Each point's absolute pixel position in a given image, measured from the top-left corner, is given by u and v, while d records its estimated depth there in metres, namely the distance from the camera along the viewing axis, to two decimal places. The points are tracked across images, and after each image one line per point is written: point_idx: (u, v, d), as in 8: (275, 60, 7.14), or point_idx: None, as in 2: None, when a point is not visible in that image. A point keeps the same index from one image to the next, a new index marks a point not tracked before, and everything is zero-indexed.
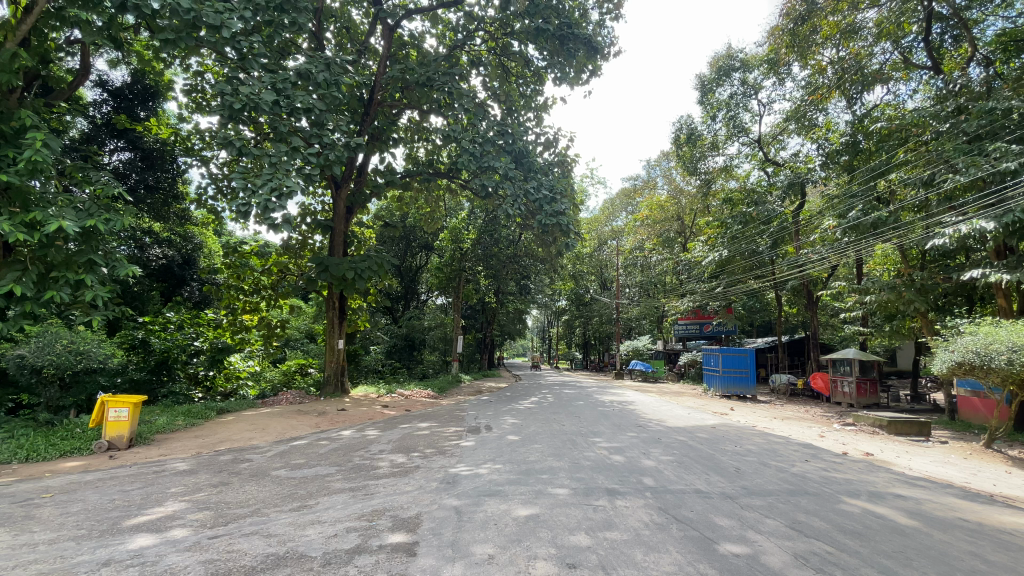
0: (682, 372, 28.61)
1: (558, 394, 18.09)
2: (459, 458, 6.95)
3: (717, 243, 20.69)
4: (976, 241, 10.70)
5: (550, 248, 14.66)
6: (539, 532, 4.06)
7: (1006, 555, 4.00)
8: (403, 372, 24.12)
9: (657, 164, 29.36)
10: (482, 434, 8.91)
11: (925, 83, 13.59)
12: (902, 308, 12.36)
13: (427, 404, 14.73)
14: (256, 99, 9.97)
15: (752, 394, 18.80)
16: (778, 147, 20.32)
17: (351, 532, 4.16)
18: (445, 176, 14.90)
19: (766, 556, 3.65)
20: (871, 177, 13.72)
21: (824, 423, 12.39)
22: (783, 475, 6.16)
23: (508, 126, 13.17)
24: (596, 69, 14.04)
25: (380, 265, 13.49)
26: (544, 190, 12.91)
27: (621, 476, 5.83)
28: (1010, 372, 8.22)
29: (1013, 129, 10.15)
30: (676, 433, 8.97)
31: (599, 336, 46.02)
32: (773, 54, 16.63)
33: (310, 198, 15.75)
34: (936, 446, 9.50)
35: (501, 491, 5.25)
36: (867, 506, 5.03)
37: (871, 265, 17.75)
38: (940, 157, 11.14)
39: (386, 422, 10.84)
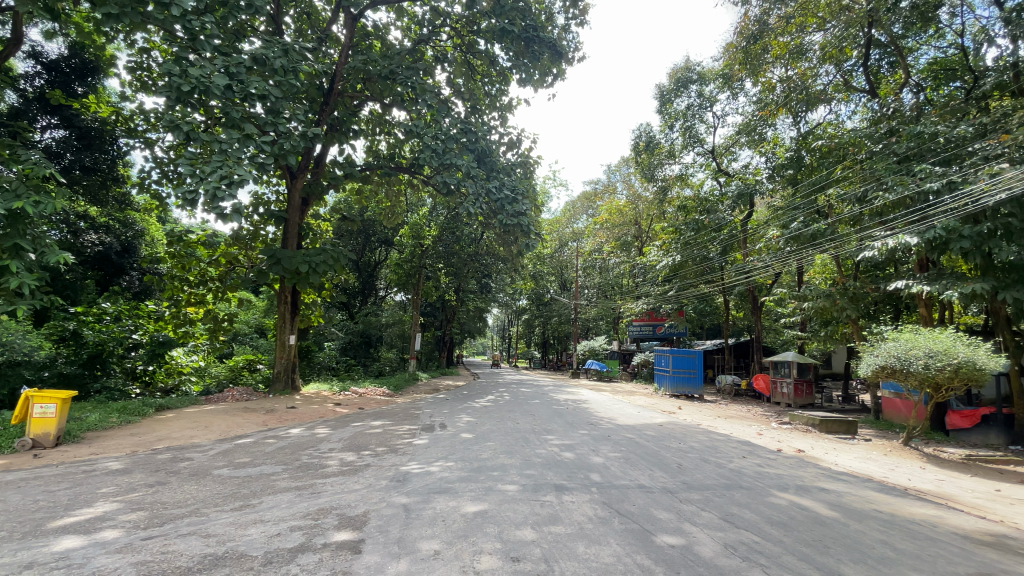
0: (636, 372, 29.68)
1: (514, 392, 18.25)
2: (411, 456, 6.93)
3: (672, 248, 21.43)
4: (903, 253, 11.57)
5: (510, 247, 14.72)
6: (486, 527, 4.13)
7: (912, 543, 4.40)
8: (359, 369, 23.70)
9: (618, 169, 30.20)
10: (436, 433, 8.91)
11: (863, 105, 14.51)
12: (836, 315, 13.18)
13: (382, 402, 14.52)
14: (206, 82, 9.55)
15: (699, 394, 19.59)
16: (730, 159, 21.27)
17: (295, 531, 4.09)
18: (406, 171, 14.65)
19: (699, 547, 3.87)
20: (812, 191, 14.57)
21: (763, 422, 13.12)
22: (722, 470, 6.49)
23: (471, 125, 13.11)
24: (560, 73, 14.23)
25: (336, 259, 13.16)
26: (506, 190, 12.94)
27: (570, 472, 6.00)
28: (927, 375, 8.98)
29: (936, 152, 11.00)
30: (625, 430, 9.25)
31: (557, 336, 46.57)
32: (727, 69, 17.31)
33: (263, 187, 15.17)
34: (861, 443, 10.23)
35: (451, 488, 5.28)
36: (794, 499, 5.39)
37: (812, 273, 18.86)
38: (873, 175, 11.97)
39: (337, 421, 10.61)
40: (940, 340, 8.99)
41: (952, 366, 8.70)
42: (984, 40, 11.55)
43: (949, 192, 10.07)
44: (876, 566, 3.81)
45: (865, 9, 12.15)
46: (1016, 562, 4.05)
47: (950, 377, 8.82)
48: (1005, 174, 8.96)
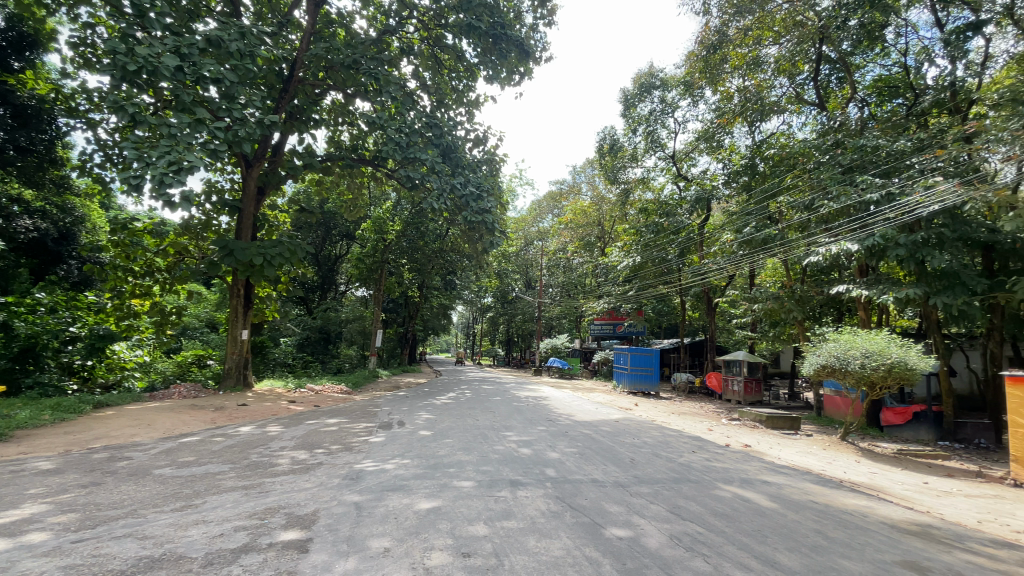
0: (595, 369, 31.19)
1: (476, 390, 18.24)
2: (366, 453, 6.83)
3: (633, 250, 22.04)
4: (845, 259, 12.28)
5: (475, 245, 14.66)
6: (439, 524, 4.12)
7: (843, 532, 4.68)
8: (316, 365, 23.11)
9: (583, 170, 30.64)
10: (393, 430, 8.80)
11: (813, 117, 15.22)
12: (783, 316, 13.85)
13: (339, 399, 14.23)
14: (155, 63, 9.07)
15: (655, 391, 20.15)
16: (690, 164, 21.93)
17: (239, 531, 3.96)
18: (369, 164, 14.35)
19: (646, 538, 3.99)
20: (764, 198, 15.23)
21: (714, 418, 13.65)
22: (672, 464, 6.71)
23: (436, 119, 12.96)
24: (527, 72, 14.27)
25: (293, 252, 12.75)
26: (470, 187, 12.88)
27: (526, 468, 6.06)
28: (863, 374, 9.54)
29: (876, 164, 11.67)
30: (583, 426, 9.42)
31: (521, 334, 46.76)
32: (688, 77, 17.82)
33: (216, 175, 14.55)
34: (803, 438, 10.80)
35: (405, 485, 5.24)
36: (737, 491, 5.65)
37: (764, 276, 19.72)
38: (820, 184, 12.62)
39: (290, 418, 10.31)
40: (876, 341, 9.60)
41: (886, 366, 9.32)
42: (925, 59, 12.37)
43: (887, 203, 10.74)
44: (809, 553, 4.04)
45: (817, 26, 12.78)
46: (935, 549, 4.37)
47: (884, 376, 9.40)
48: (937, 187, 9.66)
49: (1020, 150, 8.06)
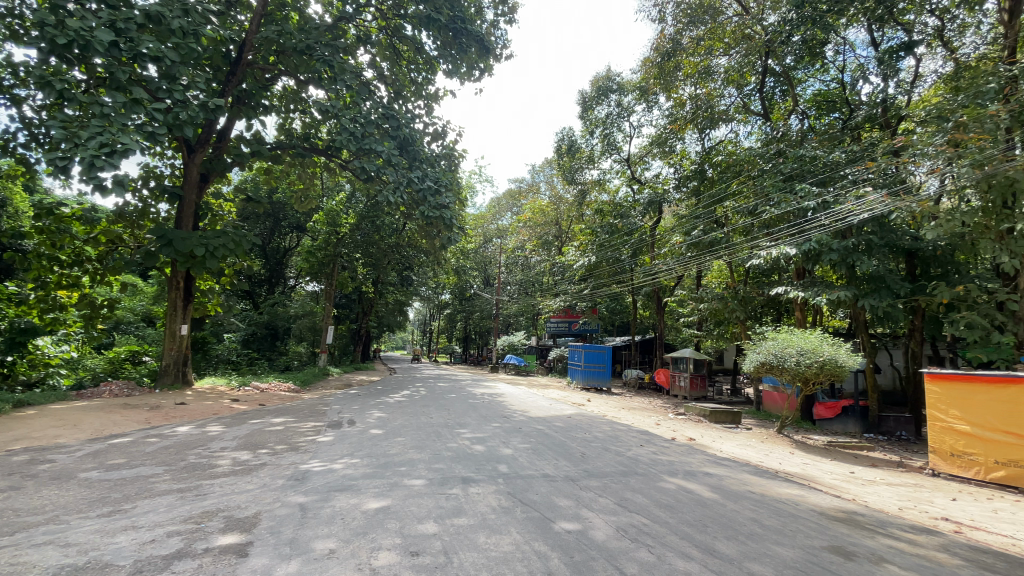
0: (550, 366, 31.68)
1: (431, 387, 18.04)
2: (313, 453, 6.63)
3: (588, 249, 22.63)
4: (784, 262, 13.00)
5: (433, 240, 14.44)
6: (388, 523, 4.06)
7: (776, 520, 4.98)
8: (262, 363, 22.19)
9: (541, 169, 30.94)
10: (343, 429, 8.57)
11: (758, 127, 15.97)
12: (727, 315, 14.52)
13: (286, 398, 13.73)
14: (88, 36, 8.34)
15: (607, 387, 20.66)
16: (644, 168, 22.55)
17: (172, 537, 3.75)
18: (321, 153, 13.85)
19: (594, 531, 4.09)
20: (711, 203, 15.89)
21: (661, 413, 14.19)
22: (621, 458, 6.91)
23: (393, 111, 12.68)
24: (487, 68, 14.22)
25: (238, 244, 12.14)
26: (428, 181, 12.71)
27: (478, 464, 6.07)
28: (798, 370, 10.16)
29: (814, 174, 12.40)
30: (536, 422, 9.52)
31: (477, 331, 46.64)
32: (644, 83, 18.31)
33: (155, 159, 13.65)
34: (742, 431, 11.39)
35: (353, 485, 5.12)
36: (681, 483, 5.89)
37: (711, 277, 20.58)
38: (763, 191, 13.28)
39: (233, 417, 9.83)
40: (810, 340, 10.24)
41: (818, 363, 9.96)
42: (860, 76, 13.29)
43: (823, 211, 11.43)
44: (744, 541, 4.27)
45: (763, 40, 13.50)
46: (859, 535, 4.72)
47: (816, 373, 10.05)
48: (867, 197, 10.38)
49: (942, 164, 8.71)
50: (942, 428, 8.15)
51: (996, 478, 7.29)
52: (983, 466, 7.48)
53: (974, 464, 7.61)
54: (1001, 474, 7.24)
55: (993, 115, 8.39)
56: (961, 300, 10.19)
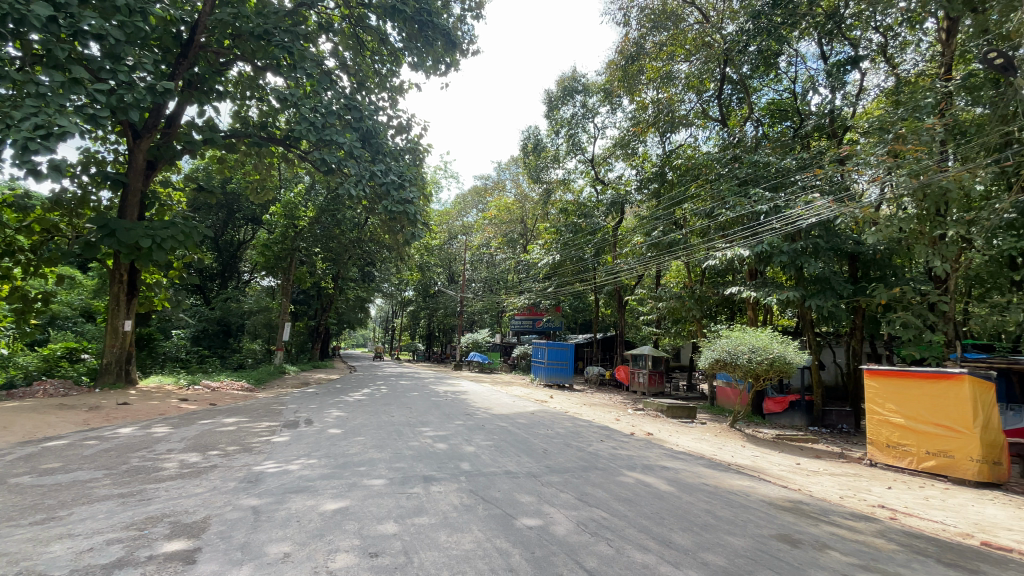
0: (514, 364, 31.84)
1: (392, 385, 17.76)
2: (268, 454, 6.39)
3: (552, 248, 22.90)
4: (738, 263, 13.51)
5: (396, 236, 14.15)
6: (346, 524, 3.97)
7: (728, 510, 5.19)
8: (214, 361, 21.27)
9: (507, 167, 30.96)
10: (300, 429, 8.31)
11: (716, 132, 16.49)
12: (684, 314, 15.18)
13: (240, 397, 13.21)
14: (23, 10, 7.66)
15: (569, 384, 20.96)
16: (607, 169, 22.94)
17: (113, 545, 3.53)
18: (280, 143, 13.32)
19: (555, 526, 4.14)
20: (671, 205, 16.32)
21: (621, 408, 14.53)
22: (582, 454, 7.01)
23: (356, 102, 12.34)
24: (453, 63, 14.07)
25: (188, 235, 11.55)
26: (392, 175, 12.45)
27: (440, 462, 6.02)
28: (749, 367, 10.59)
29: (767, 179, 12.94)
30: (499, 420, 9.54)
31: (441, 329, 46.27)
32: (608, 85, 18.59)
33: (97, 144, 12.79)
34: (697, 426, 11.79)
35: (310, 486, 4.98)
36: (639, 477, 6.04)
37: (669, 276, 21.18)
38: (719, 194, 13.75)
39: (182, 418, 9.36)
40: (761, 338, 10.69)
41: (768, 360, 10.44)
42: (811, 87, 13.96)
43: (775, 214, 11.92)
44: (698, 532, 4.41)
45: (722, 48, 14.00)
46: (804, 523, 4.97)
47: (766, 369, 10.51)
48: (814, 203, 10.86)
49: (882, 174, 9.26)
50: (879, 420, 8.70)
51: (928, 467, 7.85)
52: (916, 456, 8.04)
53: (908, 454, 8.16)
54: (932, 463, 7.80)
55: (928, 128, 8.99)
56: (898, 301, 10.88)
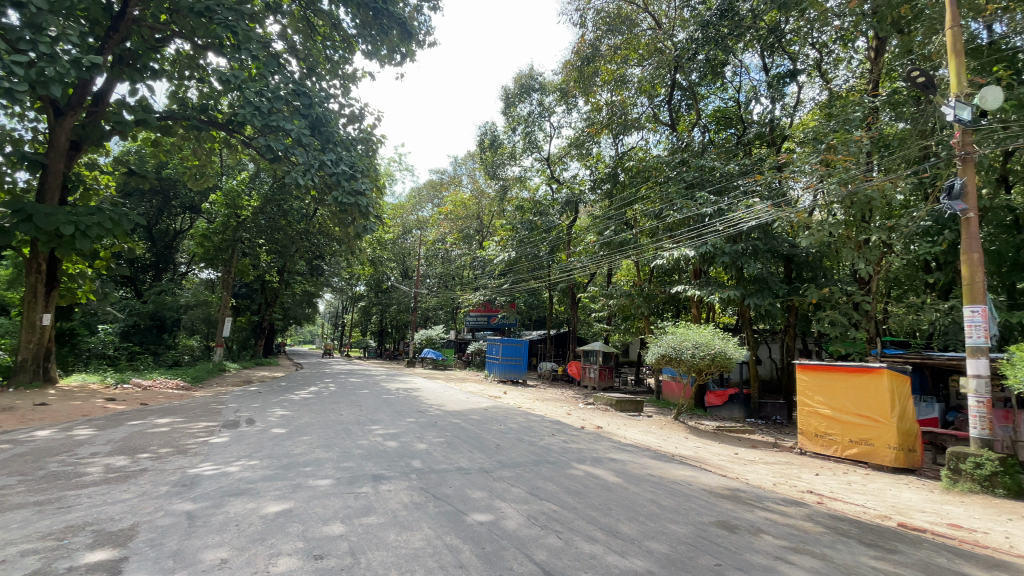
0: (468, 360, 31.73)
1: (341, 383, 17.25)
2: (205, 456, 6.05)
3: (508, 245, 22.97)
4: (684, 262, 14.05)
5: (347, 229, 13.70)
6: (289, 527, 3.83)
7: (672, 500, 5.42)
8: (146, 358, 19.92)
9: (463, 162, 30.73)
10: (240, 429, 7.92)
11: (666, 136, 17.03)
12: (633, 311, 15.73)
13: (175, 396, 12.43)
14: None
15: (523, 380, 21.15)
16: (562, 168, 23.24)
17: (26, 557, 3.23)
18: (222, 128, 12.56)
19: (505, 521, 4.17)
20: (622, 205, 16.73)
21: (571, 403, 14.81)
22: (533, 448, 7.10)
23: (305, 88, 11.86)
24: (409, 54, 13.76)
25: (117, 223, 10.64)
26: (343, 165, 12.04)
27: (390, 460, 5.91)
28: (693, 362, 11.07)
29: (712, 183, 13.52)
30: (452, 416, 9.49)
31: (394, 325, 45.42)
32: (565, 85, 18.80)
33: (11, 119, 11.60)
34: (644, 419, 12.21)
35: (251, 488, 4.76)
36: (589, 469, 6.18)
37: (621, 275, 21.72)
38: (668, 197, 14.26)
39: (108, 419, 8.69)
40: (704, 334, 11.19)
41: (710, 355, 10.96)
42: (753, 97, 14.70)
43: (718, 217, 12.46)
44: (644, 521, 4.58)
45: (673, 55, 14.48)
46: (741, 509, 5.26)
47: (708, 364, 11.03)
48: (754, 207, 11.40)
49: (815, 181, 9.84)
50: (809, 412, 9.33)
51: (851, 454, 8.51)
52: (841, 444, 8.69)
53: (834, 443, 8.81)
54: (854, 451, 8.47)
55: (856, 140, 9.69)
56: (827, 300, 11.67)
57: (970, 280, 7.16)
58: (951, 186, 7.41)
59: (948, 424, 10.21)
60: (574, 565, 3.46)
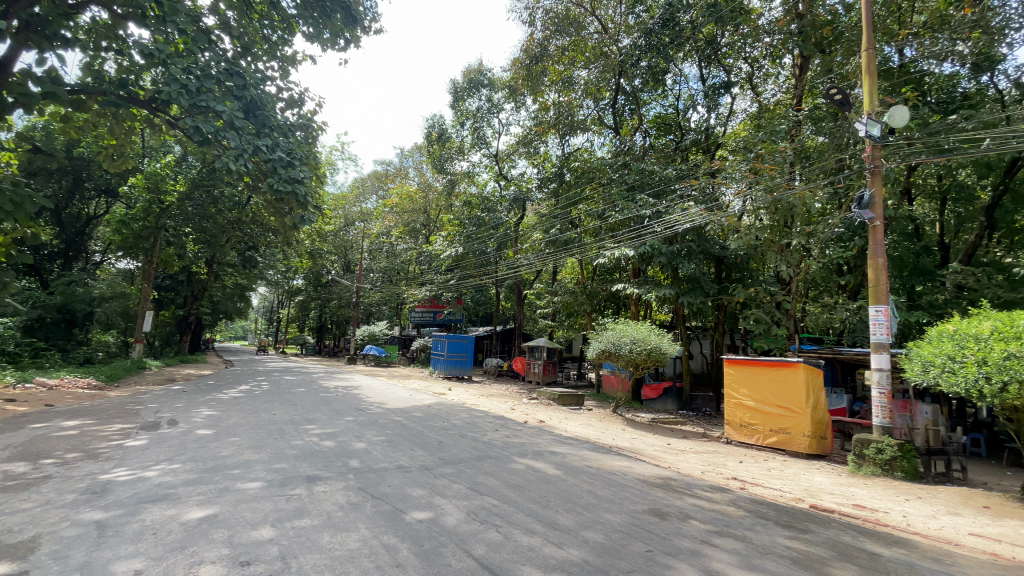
0: (412, 357, 31.21)
1: (276, 381, 16.47)
2: (119, 461, 5.58)
3: (455, 240, 22.76)
4: (625, 262, 14.53)
5: (283, 219, 13.03)
6: (213, 533, 3.62)
7: (608, 490, 5.61)
8: (52, 355, 18.06)
9: (409, 155, 30.12)
10: (162, 431, 7.37)
11: (610, 138, 17.50)
12: (576, 308, 16.10)
13: (87, 397, 11.37)
14: None
15: (468, 376, 21.11)
16: (510, 165, 23.34)
17: None
18: (143, 106, 11.57)
19: (445, 517, 4.15)
20: (567, 205, 17.05)
21: (515, 398, 14.95)
22: (475, 444, 7.11)
23: (239, 68, 11.15)
24: (353, 40, 13.30)
25: (19, 205, 9.55)
26: (280, 151, 11.44)
27: (327, 461, 5.72)
28: (630, 357, 11.50)
29: (651, 186, 14.07)
30: (393, 413, 9.32)
31: (334, 321, 43.83)
32: (514, 82, 18.85)
33: None
34: (585, 413, 12.55)
35: (171, 494, 4.45)
36: (530, 463, 6.28)
37: (565, 272, 22.14)
38: (611, 198, 14.74)
39: (4, 423, 7.81)
40: (641, 330, 11.64)
41: (646, 350, 11.42)
42: (691, 105, 15.41)
43: (656, 219, 13.00)
44: (581, 512, 4.71)
45: (618, 60, 14.91)
46: (672, 497, 5.55)
47: (644, 359, 11.49)
48: (689, 210, 11.96)
49: (744, 188, 10.51)
50: (734, 403, 9.96)
51: (771, 442, 9.17)
52: (762, 433, 9.34)
53: (756, 432, 9.46)
54: (774, 439, 9.13)
55: (781, 151, 10.43)
56: (753, 299, 12.47)
57: (874, 282, 7.90)
58: (861, 197, 8.12)
59: (855, 413, 11.23)
60: (512, 558, 3.50)
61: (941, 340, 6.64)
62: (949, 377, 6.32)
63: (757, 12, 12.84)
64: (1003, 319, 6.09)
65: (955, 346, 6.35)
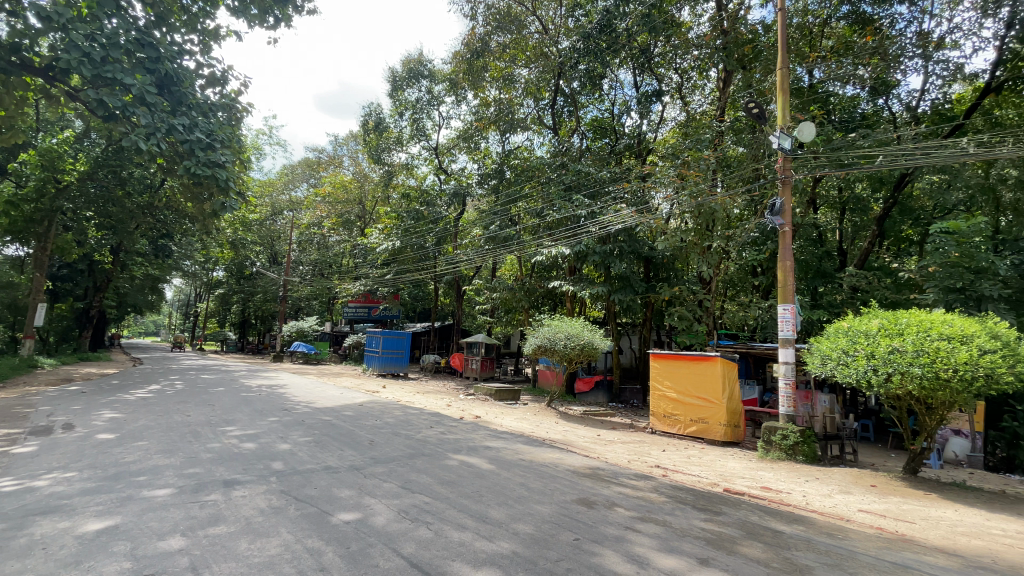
0: (346, 354, 30.11)
1: (192, 380, 15.29)
2: (1, 471, 4.96)
3: (392, 234, 22.13)
4: (561, 259, 14.86)
5: (202, 205, 12.09)
6: (114, 546, 3.33)
7: (540, 482, 5.75)
8: None
9: (344, 143, 28.97)
10: (55, 436, 6.64)
11: (549, 138, 17.78)
12: (514, 304, 16.28)
13: None
14: None
15: (403, 373, 20.71)
16: (450, 160, 23.11)
17: None
18: (36, 74, 10.29)
19: (374, 518, 4.07)
20: (507, 202, 17.13)
21: (451, 395, 14.87)
22: (409, 441, 7.01)
23: (153, 39, 10.15)
24: (284, 18, 12.57)
25: None
26: (198, 132, 10.58)
27: (247, 464, 5.42)
28: (564, 352, 11.79)
29: (587, 186, 14.50)
30: (322, 412, 8.99)
31: (260, 316, 41.31)
32: (454, 75, 18.63)
33: None
34: (520, 407, 12.74)
35: (65, 505, 4.03)
36: (463, 459, 6.30)
37: (504, 270, 22.26)
38: (549, 197, 15.04)
39: None
40: (575, 326, 11.98)
41: (580, 345, 11.78)
42: (625, 110, 15.96)
43: (591, 219, 13.41)
44: (512, 504, 4.81)
45: (557, 61, 15.16)
46: (599, 486, 5.78)
47: (578, 354, 11.85)
48: (621, 212, 12.41)
49: (672, 192, 11.10)
50: (659, 395, 10.52)
51: (691, 431, 9.79)
52: (683, 423, 9.95)
53: (678, 422, 10.06)
54: (694, 428, 9.76)
55: (705, 159, 11.10)
56: (679, 297, 13.18)
57: (783, 282, 8.62)
58: (773, 205, 8.83)
59: (765, 403, 12.23)
60: (442, 555, 3.51)
61: (837, 336, 7.38)
62: (843, 368, 7.02)
63: (687, 25, 13.57)
64: (888, 318, 6.90)
65: (849, 341, 7.08)
